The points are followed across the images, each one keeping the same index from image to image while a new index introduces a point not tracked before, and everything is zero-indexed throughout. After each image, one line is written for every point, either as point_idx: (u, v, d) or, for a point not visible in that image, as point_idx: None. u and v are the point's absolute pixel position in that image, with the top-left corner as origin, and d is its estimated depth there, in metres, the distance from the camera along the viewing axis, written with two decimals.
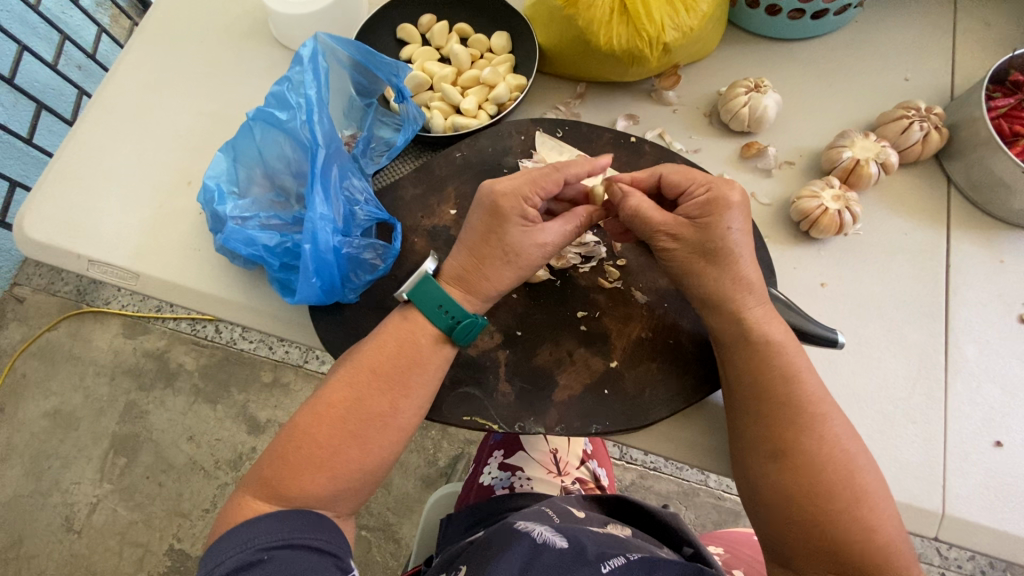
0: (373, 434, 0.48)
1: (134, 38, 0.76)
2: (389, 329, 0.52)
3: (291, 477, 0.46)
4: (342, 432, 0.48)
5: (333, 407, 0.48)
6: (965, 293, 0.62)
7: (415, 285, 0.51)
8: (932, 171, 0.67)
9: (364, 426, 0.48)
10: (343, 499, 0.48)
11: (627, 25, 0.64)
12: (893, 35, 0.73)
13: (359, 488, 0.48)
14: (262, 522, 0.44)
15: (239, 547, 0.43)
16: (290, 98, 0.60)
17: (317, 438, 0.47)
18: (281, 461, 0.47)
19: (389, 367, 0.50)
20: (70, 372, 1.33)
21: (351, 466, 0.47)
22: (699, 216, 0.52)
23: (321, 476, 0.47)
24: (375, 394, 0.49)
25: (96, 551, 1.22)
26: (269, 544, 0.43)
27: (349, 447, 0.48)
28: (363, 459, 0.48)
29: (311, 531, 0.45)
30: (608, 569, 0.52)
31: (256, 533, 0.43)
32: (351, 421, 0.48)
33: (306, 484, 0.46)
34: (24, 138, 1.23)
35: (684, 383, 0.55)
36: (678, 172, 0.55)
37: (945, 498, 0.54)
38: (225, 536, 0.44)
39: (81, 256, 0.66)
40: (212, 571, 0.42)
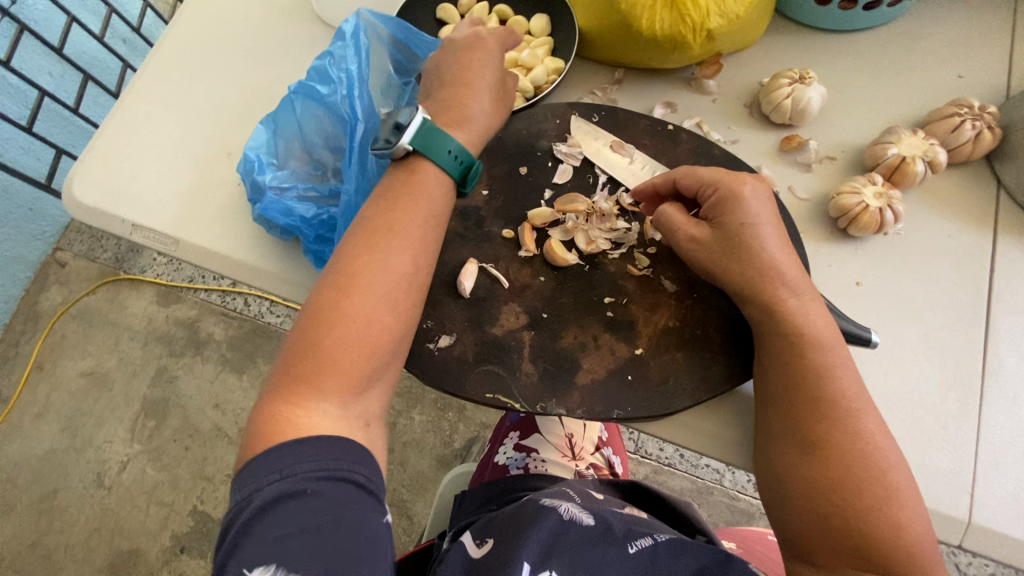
0: (400, 294, 0.51)
1: (180, 12, 0.77)
2: (385, 184, 0.56)
3: (329, 355, 0.47)
4: (372, 298, 0.49)
5: (354, 277, 0.50)
6: (1008, 300, 0.60)
7: (418, 137, 0.55)
8: (982, 173, 0.65)
9: (390, 287, 0.50)
10: (387, 367, 0.50)
11: (670, 10, 0.62)
12: (949, 30, 0.70)
13: (396, 352, 0.51)
14: (304, 448, 0.43)
15: (278, 475, 0.42)
16: (332, 73, 0.63)
17: (349, 311, 0.49)
18: (318, 347, 0.48)
19: (399, 226, 0.52)
20: (106, 336, 1.38)
21: (384, 332, 0.49)
22: (715, 217, 0.53)
23: (361, 347, 0.48)
24: (391, 254, 0.51)
25: (124, 507, 1.28)
26: (314, 475, 0.42)
27: (381, 312, 0.49)
28: (397, 323, 0.50)
29: (354, 464, 0.44)
30: (635, 549, 0.53)
31: (298, 461, 0.42)
32: (378, 283, 0.50)
33: (350, 361, 0.48)
34: (71, 108, 1.27)
35: (710, 373, 0.55)
36: (689, 175, 0.55)
37: (973, 506, 0.53)
38: (269, 452, 0.43)
39: (125, 221, 0.68)
40: (252, 494, 0.41)
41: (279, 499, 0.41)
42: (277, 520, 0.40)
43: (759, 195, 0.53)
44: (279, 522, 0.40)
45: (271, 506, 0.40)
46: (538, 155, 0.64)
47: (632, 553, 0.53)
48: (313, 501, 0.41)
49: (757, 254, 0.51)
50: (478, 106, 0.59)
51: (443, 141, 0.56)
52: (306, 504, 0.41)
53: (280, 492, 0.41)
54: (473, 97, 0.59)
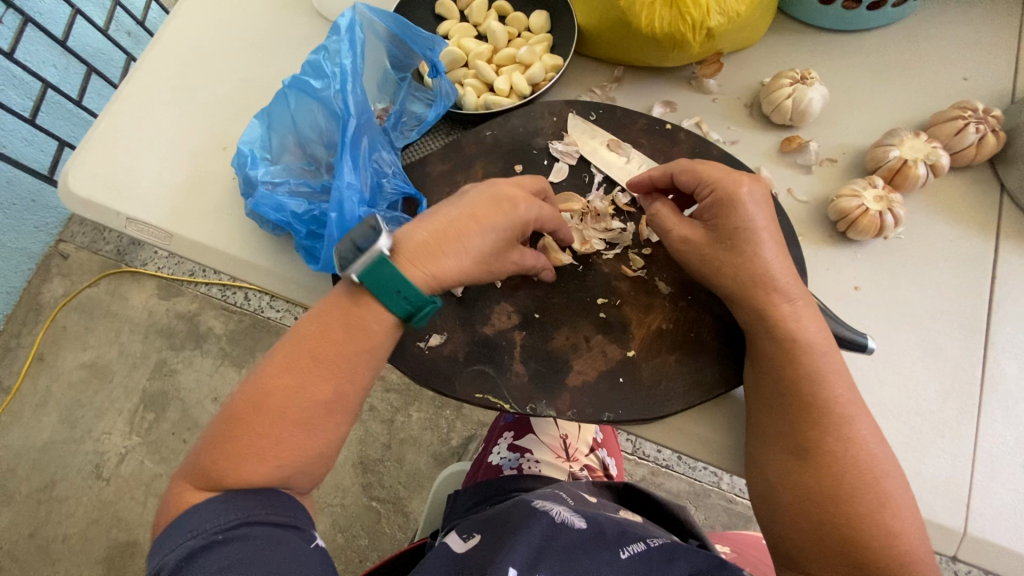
0: (319, 418, 0.46)
1: (180, 4, 0.77)
2: (334, 300, 0.48)
3: (229, 460, 0.44)
4: (290, 420, 0.45)
5: (275, 390, 0.46)
6: (1010, 307, 0.58)
7: (368, 266, 0.45)
8: (985, 177, 0.63)
9: (309, 411, 0.46)
10: (296, 483, 0.46)
11: (670, 8, 0.61)
12: (955, 31, 0.69)
13: (310, 470, 0.47)
14: (212, 504, 0.43)
15: (189, 534, 0.42)
16: (325, 67, 0.61)
17: (257, 427, 0.45)
18: (221, 448, 0.45)
19: (334, 348, 0.47)
20: (107, 328, 1.39)
21: (299, 454, 0.46)
22: (712, 218, 0.52)
23: (265, 465, 0.45)
24: (318, 376, 0.46)
25: (122, 499, 1.28)
26: (226, 525, 0.42)
27: (294, 433, 0.46)
28: (311, 448, 0.46)
29: (270, 507, 0.44)
30: (627, 555, 0.52)
31: (208, 517, 0.43)
32: (294, 406, 0.46)
33: (251, 474, 0.44)
34: (74, 100, 1.27)
35: (703, 376, 0.54)
36: (687, 171, 0.53)
37: (969, 516, 0.52)
38: (181, 518, 0.43)
39: (120, 214, 0.68)
40: (165, 558, 0.41)
41: (192, 556, 0.41)
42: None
43: (757, 197, 0.51)
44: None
45: (184, 564, 0.41)
46: (534, 153, 0.64)
47: (624, 558, 0.52)
48: (228, 548, 0.41)
49: (752, 257, 0.50)
50: (477, 240, 0.48)
51: (398, 278, 0.45)
52: (219, 553, 0.41)
53: (192, 549, 0.41)
54: (464, 248, 0.48)
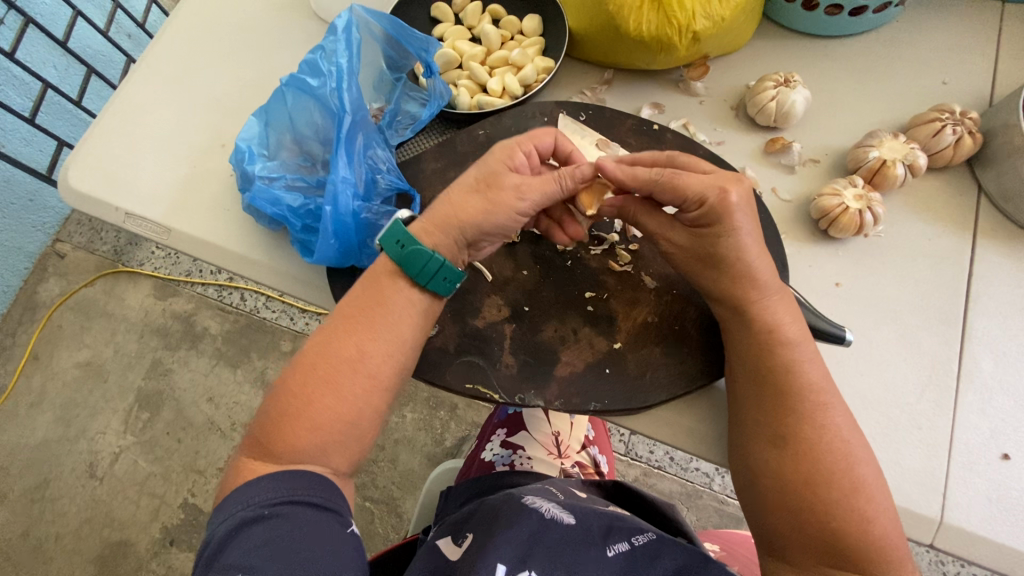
0: (345, 380, 0.50)
1: (181, 4, 0.79)
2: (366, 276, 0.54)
3: (275, 427, 0.49)
4: (319, 380, 0.50)
5: (310, 355, 0.51)
6: (985, 303, 0.60)
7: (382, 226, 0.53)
8: (963, 178, 0.65)
9: (335, 371, 0.50)
10: (331, 454, 0.49)
11: (657, 12, 0.63)
12: (934, 37, 0.71)
13: (344, 441, 0.50)
14: (261, 481, 0.46)
15: (243, 505, 0.45)
16: (322, 66, 0.63)
17: (295, 390, 0.50)
18: (269, 420, 0.50)
19: (357, 311, 0.52)
20: (103, 327, 1.39)
21: (333, 418, 0.49)
22: (698, 228, 0.52)
23: (301, 427, 0.49)
24: (344, 337, 0.51)
25: (115, 498, 1.28)
26: (272, 500, 0.46)
27: (324, 394, 0.49)
28: (343, 412, 0.50)
29: (312, 488, 0.47)
30: (613, 552, 0.54)
31: (256, 492, 0.46)
32: (323, 366, 0.50)
33: (289, 439, 0.48)
34: (74, 101, 1.28)
35: (687, 367, 0.56)
36: (669, 186, 0.51)
37: (944, 505, 0.53)
38: (232, 492, 0.47)
39: (119, 209, 0.69)
40: (220, 524, 0.45)
41: (244, 526, 0.44)
42: (239, 545, 0.43)
43: (742, 203, 0.50)
44: (241, 545, 0.43)
45: (233, 535, 0.44)
46: None
47: (609, 556, 0.53)
48: (275, 522, 0.44)
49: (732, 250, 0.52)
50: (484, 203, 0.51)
51: (399, 228, 0.52)
52: (266, 527, 0.44)
53: (241, 520, 0.44)
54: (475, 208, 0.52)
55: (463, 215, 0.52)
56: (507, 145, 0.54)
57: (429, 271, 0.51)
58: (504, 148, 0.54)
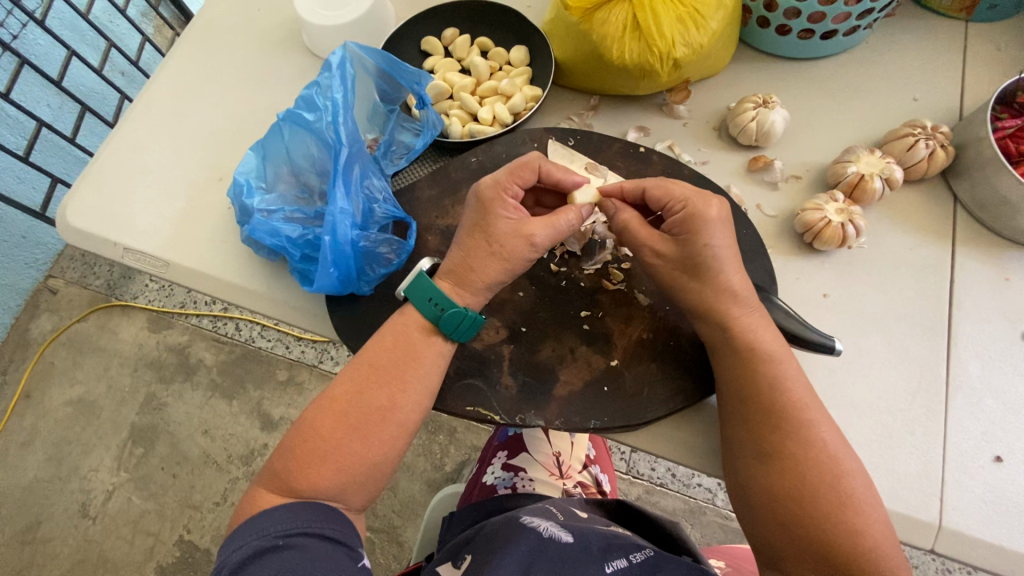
0: (374, 426, 0.51)
1: (178, 44, 0.81)
2: (390, 326, 0.55)
3: (298, 465, 0.50)
4: (345, 426, 0.51)
5: (338, 399, 0.52)
6: (969, 309, 0.62)
7: (409, 281, 0.55)
8: (939, 189, 0.68)
9: (365, 419, 0.51)
10: (350, 493, 0.50)
11: (638, 41, 0.66)
12: (904, 57, 0.75)
13: (363, 483, 0.51)
14: (278, 511, 0.47)
15: (255, 535, 0.46)
16: (317, 100, 0.65)
17: (321, 432, 0.51)
18: (290, 455, 0.51)
19: (388, 360, 0.53)
20: (96, 362, 1.38)
21: (356, 460, 0.50)
22: (678, 233, 0.54)
23: (326, 468, 0.50)
24: (374, 384, 0.52)
25: (109, 538, 1.26)
26: (287, 531, 0.46)
27: (353, 440, 0.50)
28: (367, 456, 0.51)
29: (326, 521, 0.48)
30: (612, 569, 0.54)
31: (271, 522, 0.46)
32: (354, 414, 0.51)
33: (312, 477, 0.49)
34: (69, 138, 1.30)
35: (682, 384, 0.57)
36: (660, 186, 0.56)
37: (942, 510, 0.54)
38: (247, 523, 0.47)
39: (117, 244, 0.70)
40: (231, 556, 0.45)
41: (257, 556, 0.44)
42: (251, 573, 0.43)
43: (724, 217, 0.54)
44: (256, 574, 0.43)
45: (247, 563, 0.44)
46: None
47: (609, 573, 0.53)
48: (289, 552, 0.45)
49: (716, 266, 0.53)
50: (490, 255, 0.54)
51: (431, 286, 0.54)
52: (279, 557, 0.44)
53: (256, 550, 0.45)
54: (488, 261, 0.54)
55: (486, 275, 0.54)
56: (494, 194, 0.55)
57: (462, 327, 0.54)
58: (492, 198, 0.55)
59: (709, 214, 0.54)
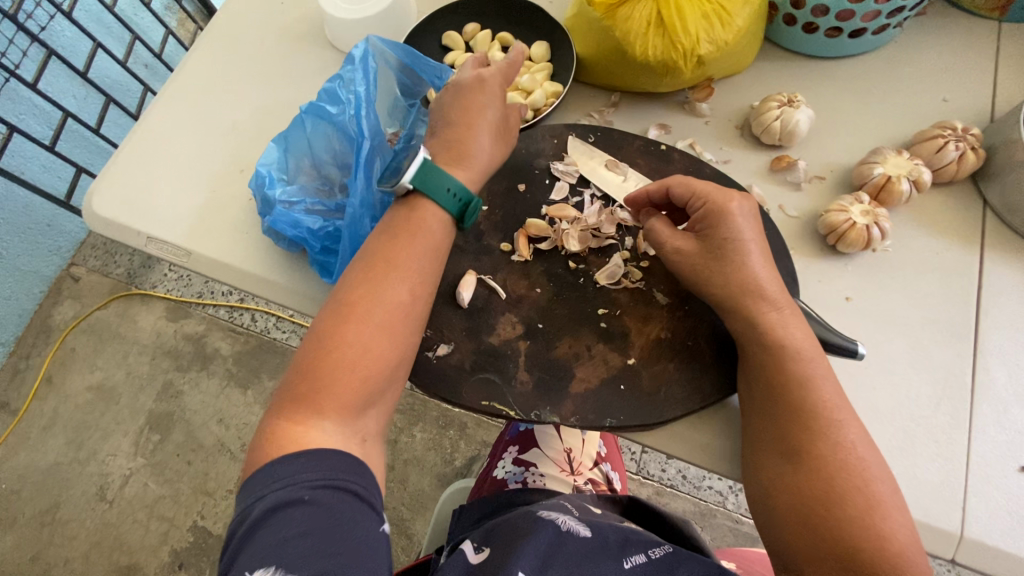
0: (395, 322, 0.52)
1: (203, 38, 0.82)
2: (393, 226, 0.56)
3: (325, 377, 0.49)
4: (369, 328, 0.51)
5: (353, 302, 0.52)
6: (996, 315, 0.61)
7: (420, 174, 0.56)
8: (968, 192, 0.66)
9: (387, 315, 0.52)
10: (379, 397, 0.52)
11: (662, 37, 0.65)
12: (934, 56, 0.73)
13: (391, 380, 0.52)
14: (305, 459, 0.45)
15: (282, 482, 0.44)
16: (340, 94, 0.65)
17: (344, 338, 0.50)
18: (313, 371, 0.50)
19: (398, 259, 0.54)
20: (116, 349, 1.41)
21: (387, 358, 0.51)
22: (704, 230, 0.55)
23: (354, 371, 0.50)
24: (388, 282, 0.53)
25: (125, 521, 1.28)
26: (314, 486, 0.44)
27: (376, 337, 0.51)
28: (394, 352, 0.52)
29: (351, 478, 0.46)
30: (630, 565, 0.54)
31: (296, 471, 0.45)
32: (374, 313, 0.52)
33: (343, 385, 0.49)
34: (93, 129, 1.33)
35: (700, 384, 0.56)
36: (684, 184, 0.56)
37: (964, 520, 0.53)
38: (273, 463, 0.45)
39: (141, 233, 0.71)
40: (257, 498, 0.44)
41: (282, 505, 0.43)
42: (274, 526, 0.42)
43: (742, 216, 0.54)
44: (278, 528, 0.42)
45: (273, 512, 0.43)
46: (536, 173, 0.67)
47: (627, 568, 0.53)
48: (312, 509, 0.43)
49: (737, 270, 0.53)
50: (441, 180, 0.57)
51: (445, 177, 0.56)
52: (304, 513, 0.43)
53: (281, 500, 0.43)
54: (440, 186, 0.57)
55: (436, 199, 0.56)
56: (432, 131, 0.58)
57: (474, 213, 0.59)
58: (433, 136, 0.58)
59: (727, 217, 0.54)
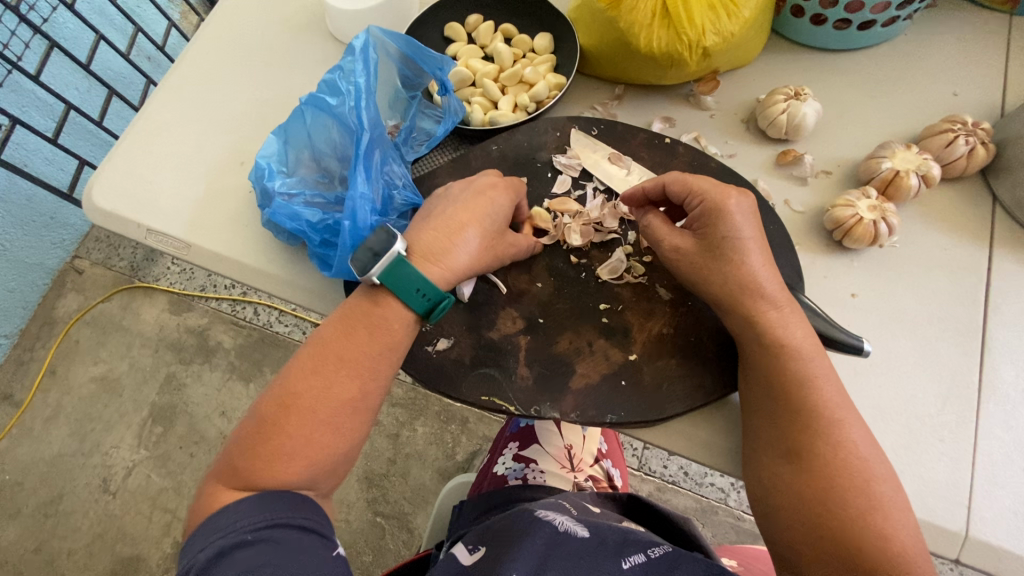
0: (343, 418, 0.51)
1: (204, 28, 0.81)
2: (348, 313, 0.53)
3: (263, 461, 0.48)
4: (313, 421, 0.50)
5: (301, 391, 0.51)
6: (1004, 313, 0.60)
7: (388, 269, 0.51)
8: (977, 188, 0.65)
9: (334, 412, 0.50)
10: (322, 481, 0.51)
11: (667, 28, 0.65)
12: (945, 49, 0.72)
13: (335, 468, 0.51)
14: (242, 505, 0.46)
15: (222, 532, 0.45)
16: (340, 85, 0.64)
17: (286, 427, 0.49)
18: (253, 451, 0.49)
19: (353, 351, 0.52)
20: (119, 342, 1.41)
21: (330, 450, 0.50)
22: (702, 229, 0.54)
23: (295, 464, 0.49)
24: (341, 376, 0.51)
25: (128, 513, 1.29)
26: (255, 526, 0.45)
27: (320, 431, 0.50)
28: (339, 444, 0.51)
29: (295, 511, 0.47)
30: (629, 565, 0.53)
31: (236, 518, 0.46)
32: (322, 406, 0.50)
33: (279, 472, 0.48)
34: (95, 121, 1.32)
35: (703, 381, 0.56)
36: (679, 181, 0.55)
37: (969, 519, 0.52)
38: (211, 520, 0.46)
39: (140, 225, 0.71)
40: (196, 556, 0.44)
41: (224, 553, 0.44)
42: (220, 572, 0.42)
43: (745, 211, 0.53)
44: (226, 570, 0.42)
45: (216, 559, 0.43)
46: (538, 166, 0.67)
47: (625, 568, 0.52)
48: (257, 547, 0.44)
49: (740, 266, 0.52)
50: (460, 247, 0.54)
51: (416, 277, 0.51)
52: (247, 553, 0.43)
53: (222, 548, 0.44)
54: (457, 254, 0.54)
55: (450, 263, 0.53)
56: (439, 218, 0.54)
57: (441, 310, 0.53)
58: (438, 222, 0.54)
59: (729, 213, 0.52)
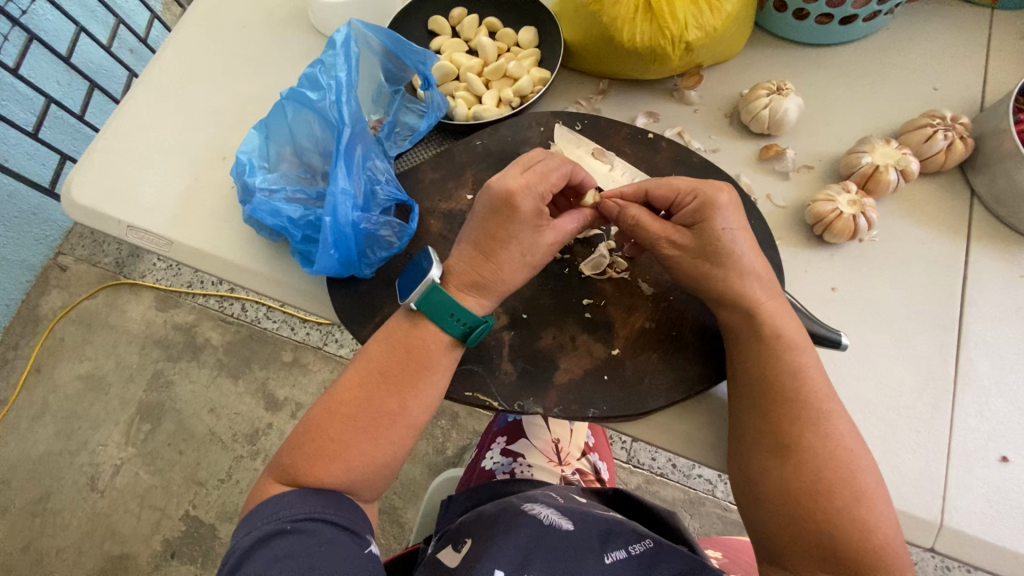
0: (384, 428, 0.51)
1: (183, 21, 0.80)
2: (394, 328, 0.54)
3: (307, 462, 0.50)
4: (353, 428, 0.50)
5: (346, 400, 0.52)
6: (981, 306, 0.61)
7: (423, 295, 0.52)
8: (955, 182, 0.66)
9: (375, 421, 0.51)
10: (359, 489, 0.51)
11: (650, 22, 0.64)
12: (925, 44, 0.72)
13: (373, 479, 0.51)
14: (287, 496, 0.48)
15: (267, 519, 0.47)
16: (321, 79, 0.64)
17: (330, 433, 0.50)
18: (298, 450, 0.51)
19: (397, 364, 0.52)
20: (105, 339, 1.40)
21: (369, 460, 0.50)
22: (693, 223, 0.53)
23: (334, 468, 0.49)
24: (384, 389, 0.51)
25: (116, 511, 1.28)
26: (294, 516, 0.47)
27: (360, 440, 0.50)
28: (378, 456, 0.51)
29: (332, 507, 0.48)
30: (611, 560, 0.54)
31: (280, 507, 0.47)
32: (363, 416, 0.51)
33: (319, 474, 0.49)
34: (77, 115, 1.30)
35: (684, 374, 0.56)
36: (663, 183, 0.55)
37: (944, 509, 0.53)
38: (257, 507, 0.48)
39: (121, 222, 0.70)
40: (243, 537, 0.46)
41: (266, 539, 0.46)
42: (260, 558, 0.44)
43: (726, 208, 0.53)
44: (264, 557, 0.44)
45: (256, 545, 0.45)
46: None
47: (607, 564, 0.54)
48: (295, 537, 0.46)
49: (720, 262, 0.52)
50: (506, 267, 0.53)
51: (450, 302, 0.52)
52: (286, 543, 0.45)
53: (264, 534, 0.46)
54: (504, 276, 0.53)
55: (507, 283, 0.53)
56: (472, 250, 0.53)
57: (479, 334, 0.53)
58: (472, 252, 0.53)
59: (712, 210, 0.53)
